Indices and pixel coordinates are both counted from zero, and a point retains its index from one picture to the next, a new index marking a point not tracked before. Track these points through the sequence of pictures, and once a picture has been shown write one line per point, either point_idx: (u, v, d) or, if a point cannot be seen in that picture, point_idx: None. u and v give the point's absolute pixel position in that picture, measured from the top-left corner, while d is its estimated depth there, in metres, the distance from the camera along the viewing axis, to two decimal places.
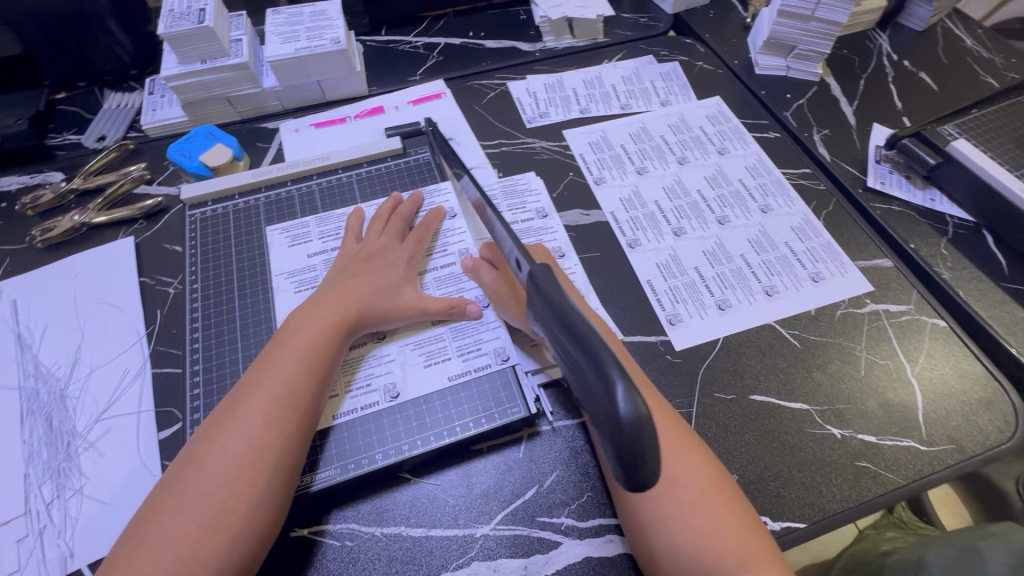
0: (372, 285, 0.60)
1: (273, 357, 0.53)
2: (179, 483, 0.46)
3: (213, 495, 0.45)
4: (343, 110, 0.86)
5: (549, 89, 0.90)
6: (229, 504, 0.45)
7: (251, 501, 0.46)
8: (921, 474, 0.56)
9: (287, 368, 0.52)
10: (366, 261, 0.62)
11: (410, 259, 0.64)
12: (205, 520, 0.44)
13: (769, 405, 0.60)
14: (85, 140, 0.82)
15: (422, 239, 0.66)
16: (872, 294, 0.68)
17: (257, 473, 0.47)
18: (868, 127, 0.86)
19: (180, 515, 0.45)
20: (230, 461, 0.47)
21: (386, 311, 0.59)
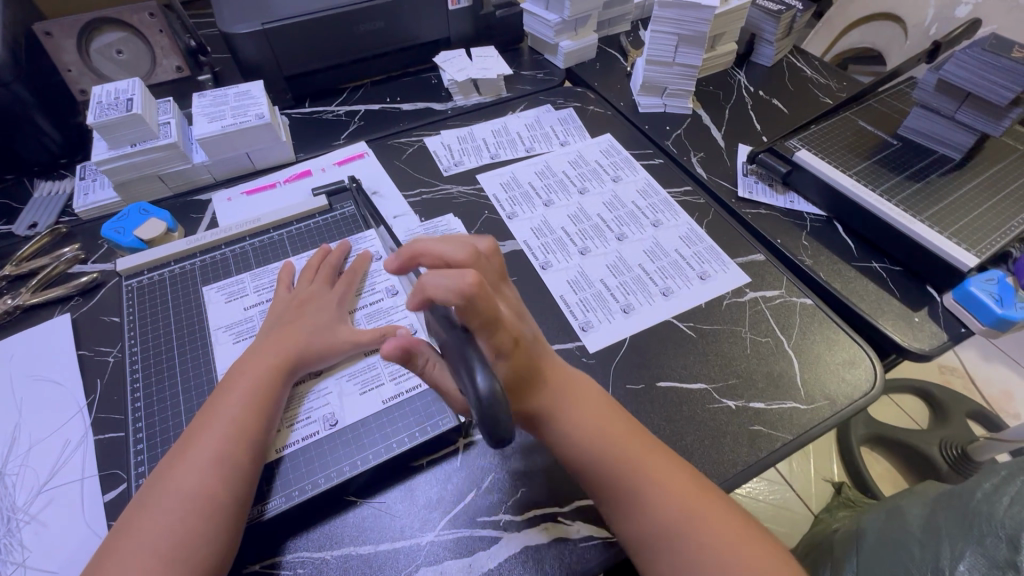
0: (308, 326, 0.65)
1: (219, 401, 0.58)
2: (132, 525, 0.49)
3: (168, 530, 0.49)
4: (272, 177, 0.93)
5: (462, 141, 1.01)
6: (182, 538, 0.48)
7: (208, 532, 0.49)
8: (804, 429, 0.65)
9: (234, 408, 0.57)
10: (300, 305, 0.68)
11: (341, 300, 0.70)
12: (160, 554, 0.47)
13: (674, 389, 0.68)
14: (16, 229, 0.85)
15: (351, 284, 0.73)
16: (750, 284, 0.80)
17: (211, 507, 0.50)
18: (735, 147, 1.01)
19: (136, 553, 0.48)
20: (184, 498, 0.50)
21: (323, 348, 0.64)
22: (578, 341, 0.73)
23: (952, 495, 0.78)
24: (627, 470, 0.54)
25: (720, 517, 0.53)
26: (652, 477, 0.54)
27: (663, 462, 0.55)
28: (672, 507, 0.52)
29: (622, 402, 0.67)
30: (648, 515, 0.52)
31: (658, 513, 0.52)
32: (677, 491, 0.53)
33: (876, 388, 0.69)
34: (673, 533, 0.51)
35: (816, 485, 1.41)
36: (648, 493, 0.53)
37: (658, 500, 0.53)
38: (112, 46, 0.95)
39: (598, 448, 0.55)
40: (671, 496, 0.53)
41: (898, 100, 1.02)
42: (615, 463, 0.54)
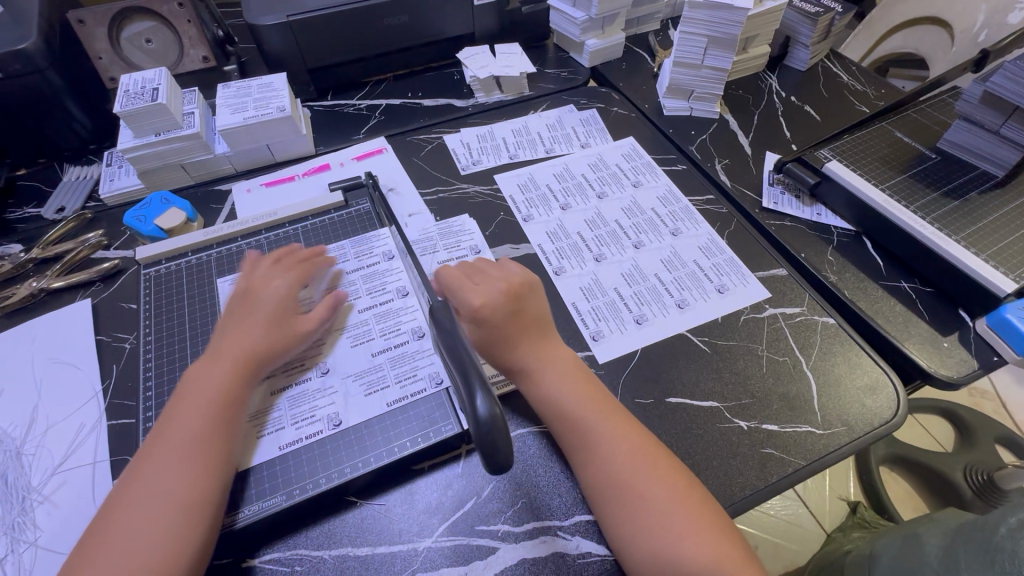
0: (261, 325, 0.63)
1: (177, 408, 0.57)
2: (99, 533, 0.50)
3: (141, 537, 0.49)
4: (291, 169, 0.93)
5: (481, 139, 1.00)
6: (150, 544, 0.49)
7: (183, 534, 0.50)
8: (819, 455, 0.63)
9: (194, 415, 0.56)
10: (248, 299, 0.66)
11: (293, 294, 0.68)
12: (128, 561, 0.48)
13: (684, 406, 0.67)
14: (45, 212, 0.87)
15: (305, 276, 0.71)
16: (770, 300, 0.77)
17: (184, 511, 0.51)
18: (762, 155, 0.98)
19: (103, 561, 0.48)
20: (155, 506, 0.51)
21: (281, 351, 0.63)
22: (588, 351, 0.71)
23: (975, 529, 0.75)
24: (590, 431, 0.58)
25: (674, 483, 0.55)
26: (613, 439, 0.57)
27: (630, 427, 0.59)
28: (629, 469, 0.55)
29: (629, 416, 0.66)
30: (605, 471, 0.56)
31: (613, 470, 0.56)
32: (634, 454, 0.56)
33: (898, 416, 0.66)
34: (625, 493, 0.54)
35: (830, 502, 1.37)
36: (606, 453, 0.56)
37: (616, 462, 0.56)
38: (142, 35, 0.96)
39: (566, 407, 0.60)
40: (630, 457, 0.56)
41: (940, 111, 0.97)
42: (579, 419, 0.59)
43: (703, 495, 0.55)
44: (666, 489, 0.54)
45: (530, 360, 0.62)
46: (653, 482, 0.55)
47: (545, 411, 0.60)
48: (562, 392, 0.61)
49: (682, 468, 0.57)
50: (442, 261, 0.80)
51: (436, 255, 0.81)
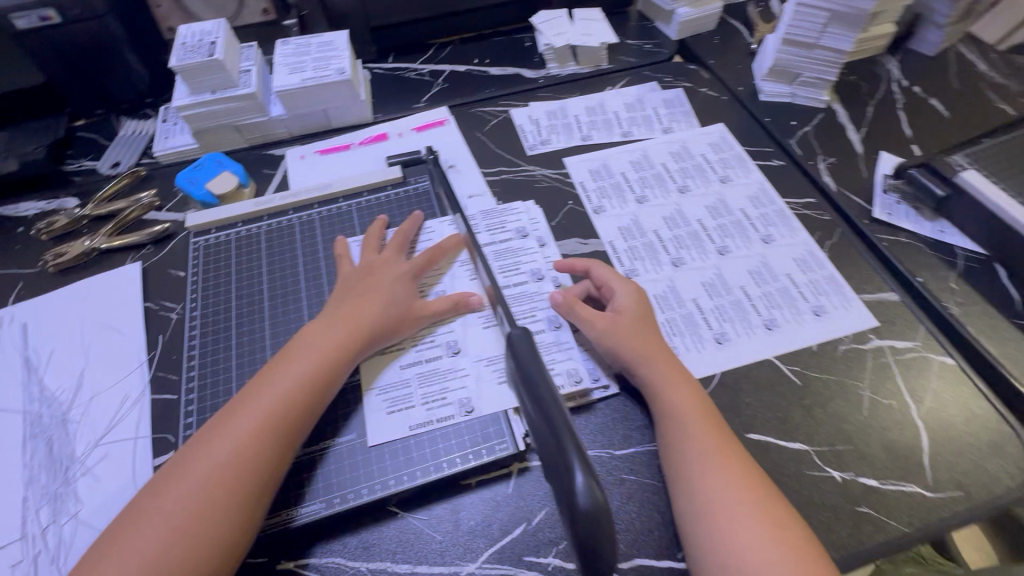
0: (379, 302, 0.61)
1: (279, 366, 0.55)
2: (165, 485, 0.47)
3: (200, 495, 0.46)
4: (347, 137, 0.87)
5: (551, 116, 0.91)
6: (202, 511, 0.46)
7: (238, 508, 0.47)
8: (926, 522, 0.54)
9: (294, 383, 0.53)
10: (370, 273, 0.64)
11: (415, 276, 0.65)
12: (177, 524, 0.45)
13: (767, 445, 0.58)
14: (100, 166, 0.85)
15: (432, 260, 0.68)
16: (877, 330, 0.67)
17: (246, 482, 0.48)
18: (875, 155, 0.85)
19: (154, 518, 0.45)
20: (220, 467, 0.48)
21: (394, 333, 0.61)
22: None
23: None
24: (692, 459, 0.53)
25: (787, 537, 0.48)
26: (714, 473, 0.52)
27: (744, 465, 0.53)
28: (733, 512, 0.49)
29: None
30: (717, 506, 0.50)
31: (726, 505, 0.50)
32: (742, 495, 0.50)
33: None
34: (723, 537, 0.48)
35: None
36: (707, 487, 0.51)
37: (719, 500, 0.50)
38: None
39: (678, 427, 0.55)
40: (736, 497, 0.50)
41: None
42: (695, 442, 0.54)
43: (821, 559, 0.47)
44: (774, 544, 0.47)
45: (651, 371, 0.58)
46: (773, 530, 0.48)
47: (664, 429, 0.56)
48: (686, 410, 0.56)
49: (801, 523, 0.50)
50: (485, 245, 0.74)
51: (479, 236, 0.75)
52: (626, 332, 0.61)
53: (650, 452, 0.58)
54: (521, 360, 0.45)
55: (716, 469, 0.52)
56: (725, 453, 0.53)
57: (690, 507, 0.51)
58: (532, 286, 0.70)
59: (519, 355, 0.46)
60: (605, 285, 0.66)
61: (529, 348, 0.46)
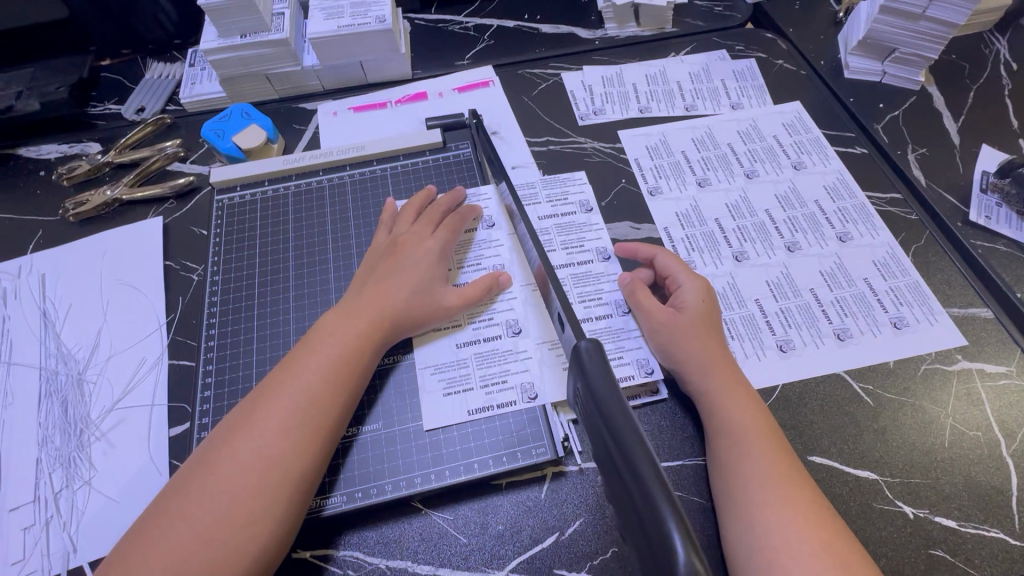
0: (403, 285, 0.56)
1: (299, 359, 0.50)
2: (185, 486, 0.44)
3: (219, 503, 0.42)
4: (384, 94, 0.81)
5: (607, 83, 0.82)
6: (228, 517, 0.42)
7: (260, 514, 0.43)
8: (1010, 574, 0.48)
9: (315, 377, 0.49)
10: (397, 252, 0.58)
11: (441, 253, 0.60)
12: (201, 531, 0.41)
13: (832, 470, 0.52)
14: (124, 111, 0.80)
15: (455, 231, 0.61)
16: (965, 350, 0.59)
17: (267, 488, 0.43)
18: (974, 149, 0.75)
19: (177, 523, 0.42)
20: (239, 471, 0.44)
21: (420, 315, 0.56)
22: None
23: None
24: (749, 482, 0.46)
25: None
26: (775, 500, 0.45)
27: (813, 498, 0.46)
28: (795, 548, 0.43)
29: None
30: (775, 541, 0.43)
31: (786, 543, 0.43)
32: (806, 530, 0.43)
33: None
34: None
35: None
36: (766, 516, 0.45)
37: (778, 533, 0.44)
38: None
39: (735, 444, 0.49)
40: (803, 536, 0.43)
41: None
42: (755, 466, 0.47)
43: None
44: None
45: (707, 379, 0.52)
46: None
47: (721, 448, 0.50)
48: (748, 430, 0.49)
49: (874, 571, 0.43)
50: (544, 216, 0.68)
51: (537, 206, 0.69)
52: (682, 333, 0.55)
53: (699, 468, 0.52)
54: (591, 382, 0.36)
55: (778, 496, 0.45)
56: (791, 484, 0.46)
57: (743, 537, 0.45)
58: (598, 266, 0.64)
59: (589, 375, 0.37)
60: (671, 276, 0.60)
61: (601, 367, 0.37)
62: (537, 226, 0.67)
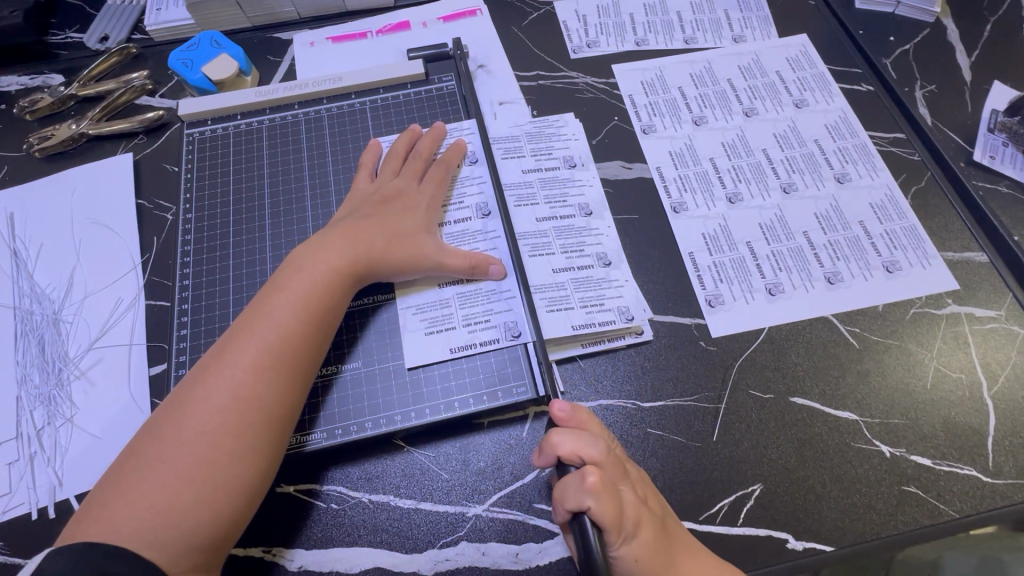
0: (383, 234, 0.54)
1: (268, 299, 0.48)
2: (161, 429, 0.43)
3: (196, 444, 0.42)
4: (363, 23, 0.75)
5: (602, 13, 0.77)
6: (209, 455, 0.42)
7: (239, 451, 0.43)
8: (978, 509, 0.49)
9: (285, 317, 0.47)
10: (382, 202, 0.56)
11: (429, 205, 0.57)
12: (184, 471, 0.41)
13: (813, 411, 0.53)
14: (86, 40, 0.75)
15: (443, 183, 0.59)
16: (956, 294, 0.58)
17: (244, 425, 0.43)
18: (986, 86, 0.71)
19: (157, 463, 0.42)
20: (215, 411, 0.43)
21: (399, 265, 0.53)
22: (699, 319, 0.57)
23: None
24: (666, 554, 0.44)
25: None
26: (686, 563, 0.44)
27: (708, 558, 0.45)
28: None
29: (738, 409, 0.53)
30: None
31: None
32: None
33: None
34: None
35: None
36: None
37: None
38: None
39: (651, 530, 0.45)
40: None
41: None
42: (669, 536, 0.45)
43: None
44: None
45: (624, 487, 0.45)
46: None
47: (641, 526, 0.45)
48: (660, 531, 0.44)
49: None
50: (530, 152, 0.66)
51: (523, 143, 0.66)
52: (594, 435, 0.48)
53: (679, 407, 0.53)
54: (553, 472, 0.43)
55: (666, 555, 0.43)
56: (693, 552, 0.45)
57: None
58: (581, 221, 0.62)
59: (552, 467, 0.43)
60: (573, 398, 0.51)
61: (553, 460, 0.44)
62: (521, 180, 0.64)
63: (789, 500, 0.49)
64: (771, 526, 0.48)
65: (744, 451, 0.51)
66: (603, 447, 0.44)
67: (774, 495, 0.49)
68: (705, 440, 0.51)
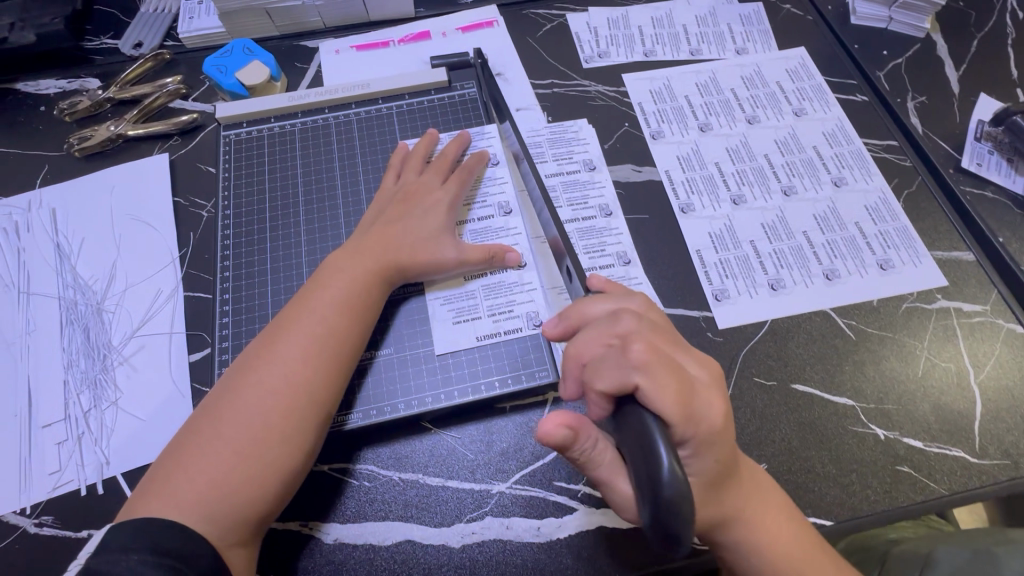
0: (410, 232, 0.57)
1: (312, 294, 0.52)
2: (217, 410, 0.46)
3: (249, 424, 0.45)
4: (386, 33, 0.79)
5: (612, 25, 0.81)
6: (260, 435, 0.45)
7: (287, 433, 0.46)
8: (966, 487, 0.53)
9: (328, 311, 0.51)
10: (407, 201, 0.60)
11: (451, 204, 0.60)
12: (238, 450, 0.45)
13: (813, 396, 0.57)
14: (121, 46, 0.79)
15: (464, 183, 0.62)
16: (945, 290, 0.62)
17: (292, 409, 0.47)
18: (973, 97, 0.75)
19: (213, 442, 0.45)
20: (266, 395, 0.47)
21: (425, 261, 0.57)
22: (707, 311, 0.61)
23: None
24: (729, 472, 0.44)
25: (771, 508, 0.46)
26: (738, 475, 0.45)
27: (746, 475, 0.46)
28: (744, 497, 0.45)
29: (744, 395, 0.57)
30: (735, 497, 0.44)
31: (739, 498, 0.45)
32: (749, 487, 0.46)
33: None
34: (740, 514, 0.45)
35: None
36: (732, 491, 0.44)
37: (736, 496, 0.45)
38: None
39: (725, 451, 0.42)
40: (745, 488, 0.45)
41: None
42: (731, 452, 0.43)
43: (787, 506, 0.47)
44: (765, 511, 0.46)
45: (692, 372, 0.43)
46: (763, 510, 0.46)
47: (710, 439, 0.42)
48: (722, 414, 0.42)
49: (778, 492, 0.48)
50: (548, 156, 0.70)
51: (541, 148, 0.70)
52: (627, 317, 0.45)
53: None
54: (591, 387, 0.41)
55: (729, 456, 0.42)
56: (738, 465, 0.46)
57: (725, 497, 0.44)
58: (602, 221, 0.66)
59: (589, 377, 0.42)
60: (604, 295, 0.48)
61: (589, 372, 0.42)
62: (544, 184, 0.68)
63: (792, 479, 0.53)
64: None
65: (750, 432, 0.55)
66: (633, 329, 0.42)
67: (777, 474, 0.53)
68: None
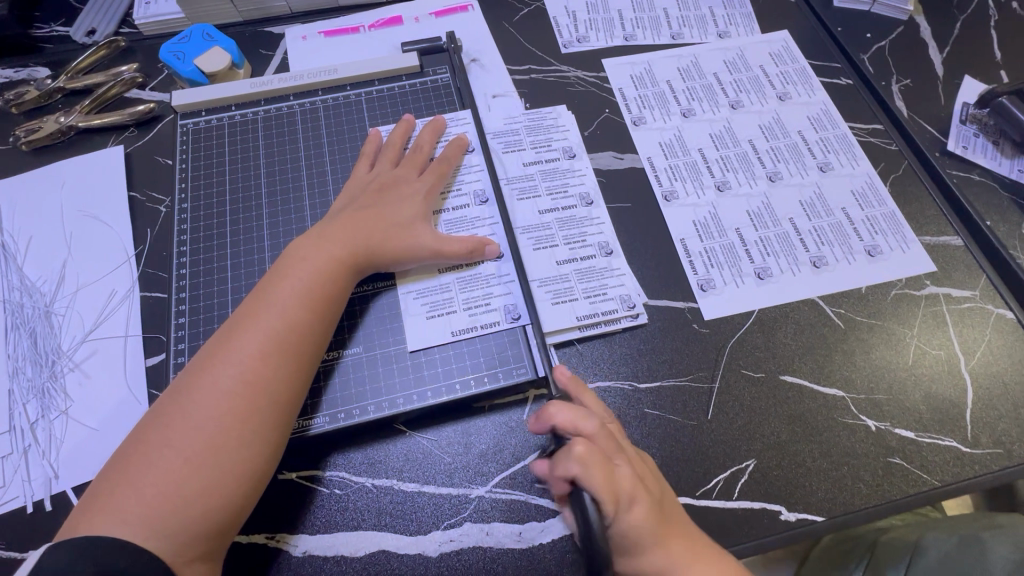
0: (382, 221, 0.54)
1: (271, 286, 0.49)
2: (168, 415, 0.43)
3: (204, 429, 0.42)
4: (355, 18, 0.76)
5: (591, 9, 0.79)
6: (216, 441, 0.42)
7: (246, 436, 0.43)
8: (958, 477, 0.51)
9: (288, 304, 0.47)
10: (379, 192, 0.56)
11: (427, 194, 0.58)
12: (193, 457, 0.41)
13: (802, 388, 0.55)
14: (73, 34, 0.74)
15: (443, 175, 0.59)
16: (934, 276, 0.61)
17: (250, 411, 0.43)
18: (957, 80, 0.74)
19: (164, 450, 0.41)
20: (221, 396, 0.43)
21: (397, 254, 0.54)
22: (692, 302, 0.59)
23: None
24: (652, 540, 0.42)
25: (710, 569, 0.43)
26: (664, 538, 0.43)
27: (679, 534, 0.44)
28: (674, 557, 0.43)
29: (731, 388, 0.54)
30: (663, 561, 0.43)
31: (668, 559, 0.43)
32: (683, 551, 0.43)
33: None
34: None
35: None
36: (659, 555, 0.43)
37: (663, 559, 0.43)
38: None
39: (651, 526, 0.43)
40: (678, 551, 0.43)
41: None
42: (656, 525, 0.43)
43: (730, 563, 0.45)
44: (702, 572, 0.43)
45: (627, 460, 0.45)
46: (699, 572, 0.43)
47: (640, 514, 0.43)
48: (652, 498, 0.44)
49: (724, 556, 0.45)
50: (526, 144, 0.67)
51: (518, 136, 0.67)
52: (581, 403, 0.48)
53: (675, 386, 0.54)
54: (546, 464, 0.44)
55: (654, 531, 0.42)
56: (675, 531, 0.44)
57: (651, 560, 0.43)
58: (582, 211, 0.63)
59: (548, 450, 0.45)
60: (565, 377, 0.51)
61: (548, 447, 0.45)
62: (522, 173, 0.65)
63: (781, 474, 0.51)
64: (766, 499, 0.50)
65: (739, 425, 0.53)
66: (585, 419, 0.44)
67: (766, 470, 0.51)
68: (700, 418, 0.53)
